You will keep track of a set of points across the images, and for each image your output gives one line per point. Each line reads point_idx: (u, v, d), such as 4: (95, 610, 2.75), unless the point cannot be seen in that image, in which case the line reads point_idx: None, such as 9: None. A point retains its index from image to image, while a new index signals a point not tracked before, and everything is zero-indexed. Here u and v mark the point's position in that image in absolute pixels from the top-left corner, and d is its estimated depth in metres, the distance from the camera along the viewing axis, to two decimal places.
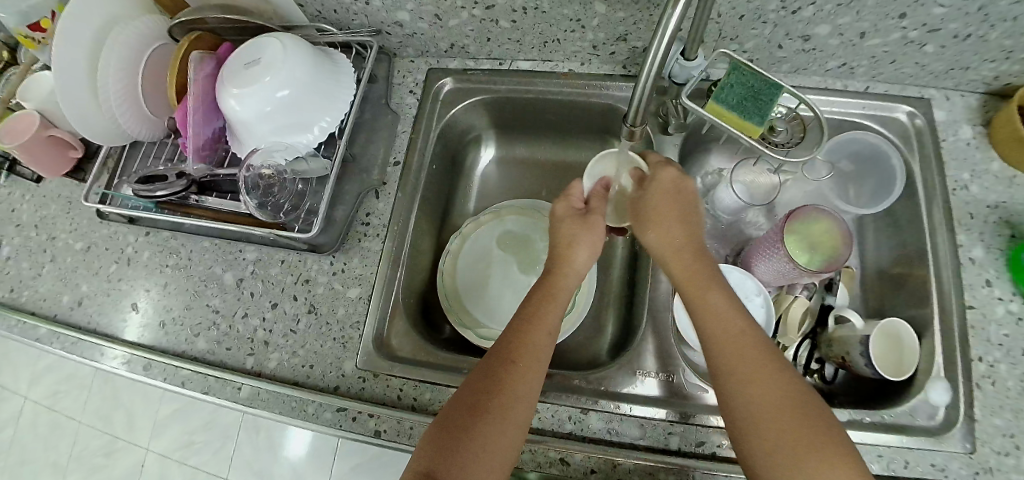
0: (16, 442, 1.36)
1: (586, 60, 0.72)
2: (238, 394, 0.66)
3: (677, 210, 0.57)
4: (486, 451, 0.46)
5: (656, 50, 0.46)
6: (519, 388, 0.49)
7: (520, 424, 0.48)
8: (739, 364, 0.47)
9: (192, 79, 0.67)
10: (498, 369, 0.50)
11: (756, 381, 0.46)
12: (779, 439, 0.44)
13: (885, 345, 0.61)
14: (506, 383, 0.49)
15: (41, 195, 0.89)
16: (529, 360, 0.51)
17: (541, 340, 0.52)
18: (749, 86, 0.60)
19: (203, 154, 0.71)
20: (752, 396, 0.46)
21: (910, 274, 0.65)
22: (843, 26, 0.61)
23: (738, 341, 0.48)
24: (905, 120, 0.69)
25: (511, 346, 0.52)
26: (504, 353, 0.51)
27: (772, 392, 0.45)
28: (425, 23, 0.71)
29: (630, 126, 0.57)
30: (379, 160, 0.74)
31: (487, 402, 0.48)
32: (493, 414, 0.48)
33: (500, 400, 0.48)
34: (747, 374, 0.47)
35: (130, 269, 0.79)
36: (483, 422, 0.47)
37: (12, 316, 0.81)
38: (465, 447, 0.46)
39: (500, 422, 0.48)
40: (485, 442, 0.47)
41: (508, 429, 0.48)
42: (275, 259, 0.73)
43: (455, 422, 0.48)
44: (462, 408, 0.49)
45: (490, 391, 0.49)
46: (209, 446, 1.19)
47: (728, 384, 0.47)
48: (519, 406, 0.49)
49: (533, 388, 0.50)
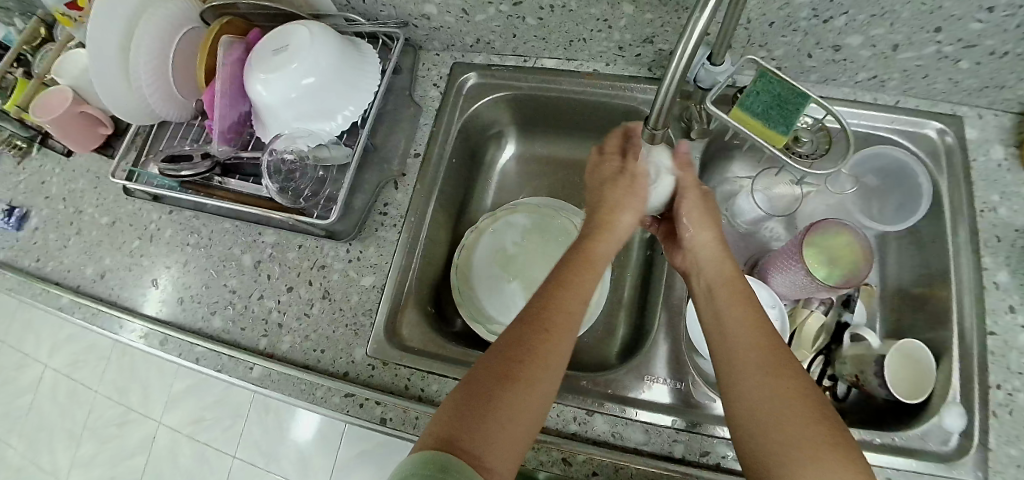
0: (34, 407, 1.41)
1: (611, 60, 0.72)
2: (250, 374, 0.67)
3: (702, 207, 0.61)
4: (509, 424, 0.45)
5: (680, 56, 0.46)
6: (550, 356, 0.49)
7: (543, 399, 0.48)
8: (762, 377, 0.46)
9: (220, 63, 0.68)
10: (529, 335, 0.49)
11: (776, 394, 0.45)
12: (802, 455, 0.42)
13: (903, 366, 0.59)
14: (539, 349, 0.48)
15: (71, 170, 0.92)
16: (560, 327, 0.50)
17: (574, 308, 0.52)
18: (776, 93, 0.59)
19: (228, 136, 0.73)
20: (775, 410, 0.44)
21: (932, 295, 0.64)
22: (876, 38, 0.60)
23: (756, 352, 0.48)
24: (935, 137, 0.67)
25: (542, 311, 0.51)
26: (531, 317, 0.51)
27: (793, 404, 0.44)
28: (452, 17, 0.71)
29: (651, 129, 0.56)
30: (400, 151, 0.75)
31: (517, 368, 0.47)
32: (523, 383, 0.47)
33: (531, 366, 0.47)
34: (769, 386, 0.46)
35: (152, 246, 0.81)
36: (511, 388, 0.46)
37: (37, 285, 0.84)
38: (489, 414, 0.45)
39: (528, 391, 0.47)
40: (508, 413, 0.45)
41: (534, 399, 0.47)
42: (293, 244, 0.74)
43: (477, 392, 0.46)
44: (493, 375, 0.47)
45: (521, 357, 0.48)
46: (219, 423, 1.22)
47: (747, 396, 0.46)
48: (548, 378, 0.48)
49: (561, 359, 0.49)
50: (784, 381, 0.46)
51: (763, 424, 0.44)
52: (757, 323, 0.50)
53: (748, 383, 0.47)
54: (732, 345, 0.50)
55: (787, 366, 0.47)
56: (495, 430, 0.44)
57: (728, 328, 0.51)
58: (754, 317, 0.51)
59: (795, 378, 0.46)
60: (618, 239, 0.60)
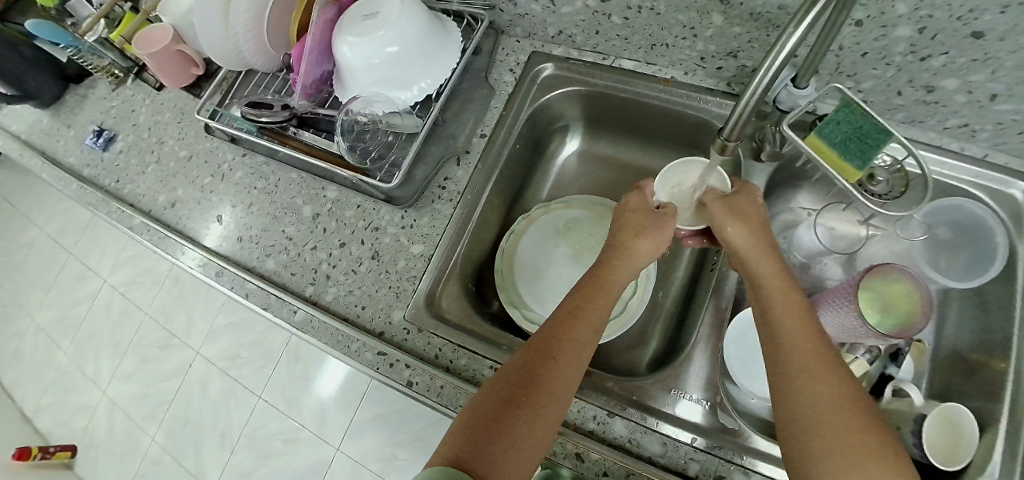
0: (88, 318, 1.54)
1: (691, 70, 0.71)
2: (293, 317, 0.71)
3: (754, 217, 0.58)
4: (518, 448, 0.48)
5: (765, 70, 0.44)
6: (553, 389, 0.51)
7: (551, 423, 0.50)
8: (800, 388, 0.47)
9: (313, 21, 0.71)
10: (537, 364, 0.52)
11: (815, 402, 0.45)
12: (838, 461, 0.43)
13: (944, 433, 0.57)
14: (545, 378, 0.51)
15: (159, 103, 0.99)
16: (566, 359, 0.53)
17: (580, 341, 0.54)
18: (857, 126, 0.56)
19: (309, 91, 0.76)
20: (812, 412, 0.45)
21: (989, 362, 0.61)
22: (974, 84, 0.58)
23: (800, 360, 0.48)
24: (1021, 198, 0.63)
25: (549, 341, 0.54)
26: (542, 345, 0.54)
27: (836, 410, 0.44)
28: (538, 6, 0.72)
29: (725, 140, 0.52)
30: (466, 129, 0.77)
31: (523, 396, 0.50)
32: (529, 412, 0.50)
33: (537, 395, 0.50)
34: (813, 396, 0.46)
35: (222, 184, 0.86)
36: (519, 414, 0.49)
37: (114, 203, 0.91)
38: (500, 436, 0.48)
39: (532, 418, 0.49)
40: (519, 438, 0.48)
41: (541, 424, 0.50)
42: (351, 203, 0.77)
43: (489, 413, 0.50)
44: (497, 399, 0.51)
45: (529, 386, 0.51)
46: (250, 363, 1.34)
47: (784, 409, 0.47)
48: (554, 404, 0.51)
49: (565, 390, 0.52)
50: (827, 387, 0.46)
51: (806, 430, 0.45)
52: (806, 331, 0.49)
53: (792, 392, 0.47)
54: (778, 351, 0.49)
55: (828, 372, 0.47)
56: (506, 451, 0.48)
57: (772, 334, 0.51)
58: (802, 322, 0.50)
59: (831, 381, 0.46)
60: (632, 266, 0.60)
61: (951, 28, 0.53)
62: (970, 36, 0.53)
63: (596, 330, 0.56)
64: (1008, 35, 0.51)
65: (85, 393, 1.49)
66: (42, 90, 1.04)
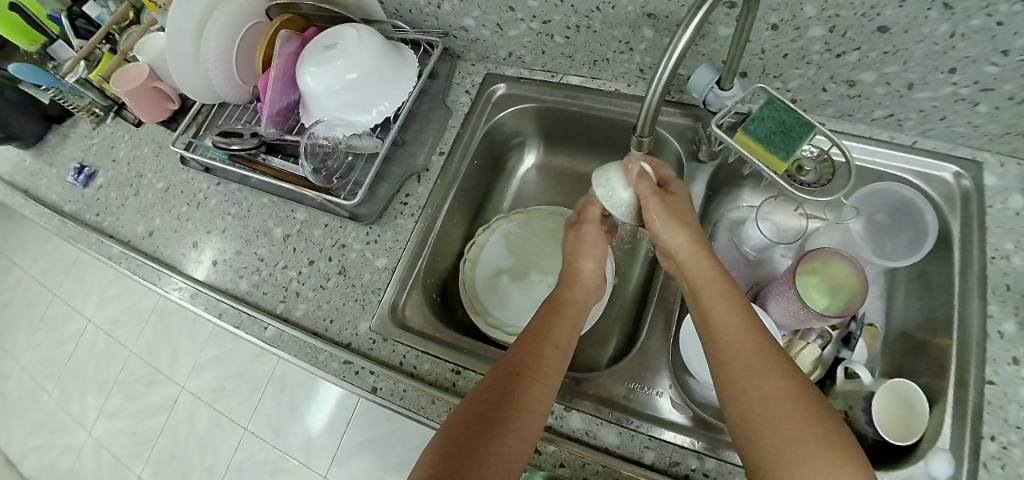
0: (73, 358, 1.54)
1: (633, 82, 0.75)
2: (264, 333, 0.73)
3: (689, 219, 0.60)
4: (494, 461, 0.48)
5: (658, 80, 0.50)
6: (525, 404, 0.52)
7: (527, 438, 0.51)
8: (759, 393, 0.48)
9: (277, 54, 0.76)
10: (507, 379, 0.53)
11: (765, 401, 0.47)
12: (802, 461, 0.44)
13: (896, 409, 0.59)
14: (516, 394, 0.52)
15: (138, 138, 1.03)
16: (538, 368, 0.54)
17: (548, 355, 0.56)
18: (781, 121, 0.61)
19: (276, 119, 0.80)
20: (774, 415, 0.46)
21: (934, 339, 0.63)
22: (891, 76, 0.62)
23: (755, 371, 0.49)
24: (952, 180, 0.67)
25: (520, 358, 0.55)
26: (512, 363, 0.54)
27: (784, 407, 0.46)
28: (488, 30, 0.76)
29: (639, 134, 0.58)
30: (426, 148, 0.81)
31: (495, 411, 0.51)
32: (502, 427, 0.50)
33: (509, 410, 0.51)
34: (769, 401, 0.47)
35: (197, 212, 0.89)
36: (493, 432, 0.50)
37: (94, 235, 0.94)
38: (473, 452, 0.48)
39: (507, 434, 0.50)
40: (494, 453, 0.48)
41: (514, 439, 0.50)
42: (319, 222, 0.80)
43: (463, 431, 0.50)
44: (470, 416, 0.51)
45: (500, 403, 0.51)
46: (237, 394, 1.34)
47: (745, 414, 0.48)
48: (525, 421, 0.51)
49: (538, 403, 0.53)
50: (775, 390, 0.47)
51: (766, 440, 0.46)
52: (758, 344, 0.51)
53: (750, 398, 0.48)
54: (722, 359, 0.52)
55: (784, 379, 0.48)
56: (479, 468, 0.47)
57: (722, 347, 0.52)
58: (750, 333, 0.52)
59: (789, 386, 0.48)
60: (585, 290, 0.64)
61: (858, 25, 0.58)
62: (876, 31, 0.57)
63: (565, 345, 0.58)
64: (910, 27, 0.56)
65: (71, 434, 1.49)
66: (24, 132, 1.08)
